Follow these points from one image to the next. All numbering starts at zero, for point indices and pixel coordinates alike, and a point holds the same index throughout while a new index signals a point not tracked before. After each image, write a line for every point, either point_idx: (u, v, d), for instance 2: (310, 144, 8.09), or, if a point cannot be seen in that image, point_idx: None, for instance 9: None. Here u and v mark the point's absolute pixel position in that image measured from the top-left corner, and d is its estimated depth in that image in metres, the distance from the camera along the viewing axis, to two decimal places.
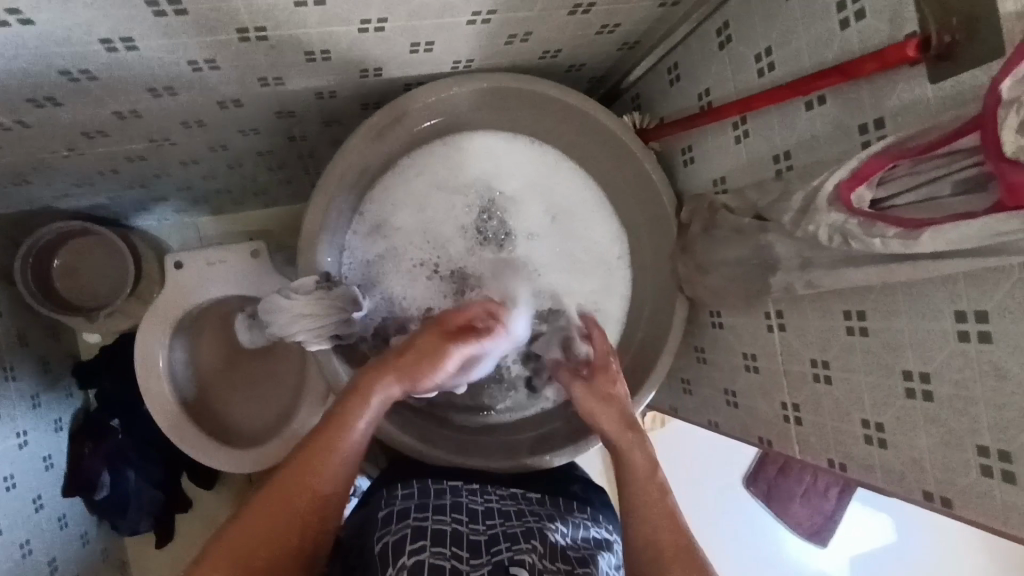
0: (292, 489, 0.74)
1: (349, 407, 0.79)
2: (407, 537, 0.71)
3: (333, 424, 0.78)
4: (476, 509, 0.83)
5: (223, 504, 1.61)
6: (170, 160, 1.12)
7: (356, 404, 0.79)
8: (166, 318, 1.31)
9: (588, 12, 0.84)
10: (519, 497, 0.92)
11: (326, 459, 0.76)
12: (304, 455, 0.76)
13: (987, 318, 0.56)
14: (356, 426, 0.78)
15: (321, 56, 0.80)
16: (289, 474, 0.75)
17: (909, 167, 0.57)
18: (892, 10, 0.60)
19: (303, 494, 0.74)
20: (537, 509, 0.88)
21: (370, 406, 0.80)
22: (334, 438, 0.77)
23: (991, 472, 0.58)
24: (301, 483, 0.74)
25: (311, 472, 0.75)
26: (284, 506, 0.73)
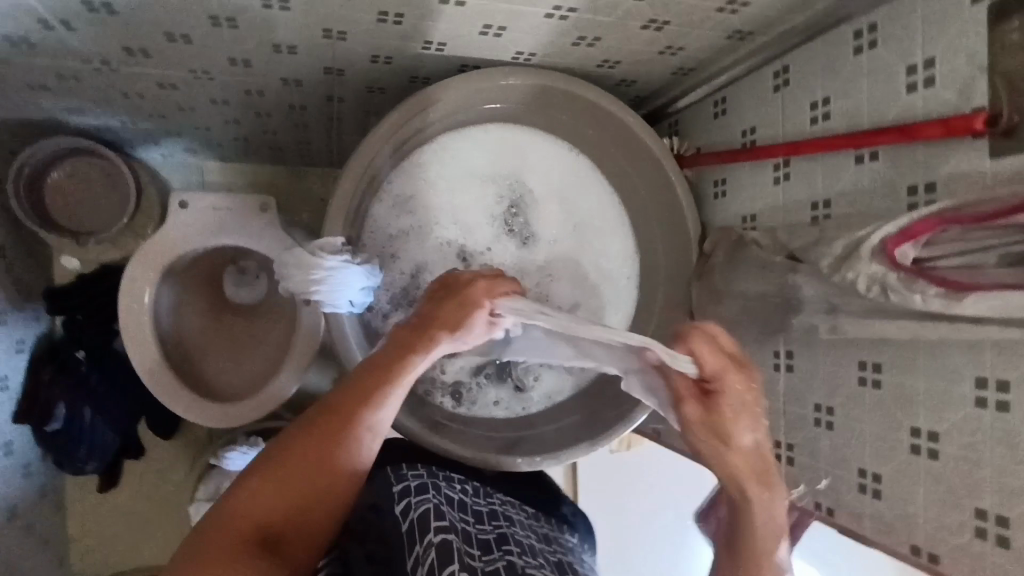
0: (312, 464, 0.67)
1: (374, 368, 0.71)
2: (430, 516, 0.72)
3: (354, 389, 0.71)
4: (480, 511, 0.82)
5: (176, 457, 1.55)
6: (199, 95, 1.08)
7: (378, 364, 0.72)
8: (159, 255, 1.25)
9: (660, 30, 0.85)
10: (514, 506, 0.91)
11: (348, 431, 0.69)
12: (321, 422, 0.69)
13: (1007, 388, 0.59)
14: (378, 393, 0.70)
15: (394, 19, 0.80)
16: (304, 443, 0.68)
17: (958, 233, 0.60)
18: (963, 82, 0.62)
19: (326, 471, 0.68)
20: (535, 524, 0.88)
21: (393, 371, 0.71)
22: (355, 404, 0.70)
23: (985, 535, 0.61)
24: (321, 457, 0.68)
25: (332, 447, 0.68)
26: (305, 484, 0.67)
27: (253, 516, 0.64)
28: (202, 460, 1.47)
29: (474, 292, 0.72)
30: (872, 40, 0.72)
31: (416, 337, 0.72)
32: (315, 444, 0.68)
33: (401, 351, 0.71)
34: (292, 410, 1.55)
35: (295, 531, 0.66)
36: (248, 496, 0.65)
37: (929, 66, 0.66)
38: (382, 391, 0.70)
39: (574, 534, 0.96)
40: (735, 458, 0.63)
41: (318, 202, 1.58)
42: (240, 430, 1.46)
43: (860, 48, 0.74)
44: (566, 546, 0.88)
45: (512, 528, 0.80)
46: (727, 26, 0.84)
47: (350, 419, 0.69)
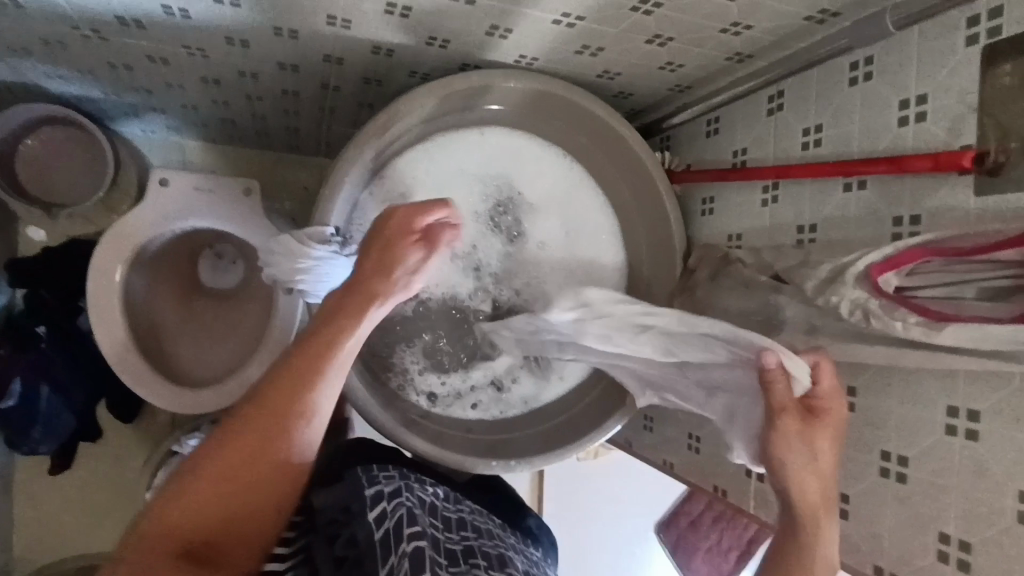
0: (247, 462, 0.67)
1: (303, 354, 0.71)
2: (403, 522, 0.71)
3: (282, 378, 0.70)
4: (450, 518, 0.82)
5: (135, 443, 1.50)
6: (190, 72, 1.06)
7: (307, 348, 0.71)
8: (134, 233, 1.21)
9: (663, 45, 0.87)
10: (484, 515, 0.91)
11: (280, 424, 0.68)
12: (250, 418, 0.68)
13: (977, 418, 0.61)
14: (309, 378, 0.70)
15: (401, 12, 0.80)
16: (235, 442, 0.67)
17: (940, 266, 0.62)
18: (953, 121, 0.65)
19: (262, 468, 0.67)
20: (503, 535, 0.88)
21: (322, 353, 0.71)
22: (285, 394, 0.69)
23: (948, 558, 0.63)
24: (255, 453, 0.67)
25: (256, 444, 0.68)
26: (240, 483, 0.67)
27: (189, 522, 0.64)
28: (162, 447, 1.42)
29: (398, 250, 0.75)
30: (868, 72, 0.74)
31: (342, 312, 0.72)
32: (246, 441, 0.67)
33: (328, 331, 0.71)
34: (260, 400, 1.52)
35: (237, 530, 0.66)
36: (184, 503, 0.65)
37: (922, 102, 0.68)
38: (310, 376, 0.70)
39: (538, 547, 0.96)
40: (812, 479, 0.70)
41: (302, 190, 1.55)
42: (205, 418, 1.42)
43: (856, 79, 0.76)
44: (532, 559, 0.89)
45: (481, 538, 0.80)
46: (728, 48, 0.86)
47: (280, 412, 0.69)
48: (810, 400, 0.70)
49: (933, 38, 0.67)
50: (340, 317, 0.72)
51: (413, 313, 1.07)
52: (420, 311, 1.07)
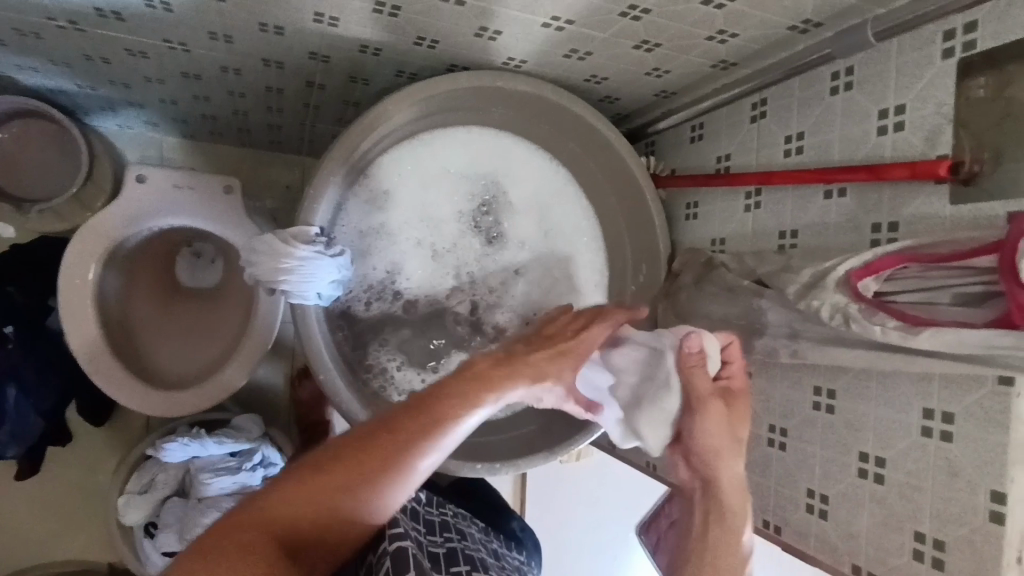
0: (355, 476, 0.62)
1: (447, 396, 0.67)
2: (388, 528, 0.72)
3: (419, 410, 0.66)
4: (433, 522, 0.83)
5: (106, 446, 1.46)
6: (170, 67, 1.03)
7: (453, 394, 0.68)
8: (109, 230, 1.18)
9: (650, 51, 0.88)
10: (466, 519, 0.91)
11: (403, 455, 0.63)
12: (377, 434, 0.64)
13: (952, 420, 0.63)
14: (442, 422, 0.65)
15: (390, 11, 0.79)
16: (354, 454, 0.63)
17: (917, 271, 0.63)
18: (930, 131, 0.66)
19: (365, 491, 0.62)
20: (485, 539, 0.87)
21: (463, 403, 0.67)
22: (415, 425, 0.65)
23: (922, 557, 0.65)
24: (366, 470, 0.62)
25: (367, 476, 0.62)
26: (343, 494, 0.62)
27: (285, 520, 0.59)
28: (136, 451, 1.39)
29: (557, 356, 0.76)
30: (849, 82, 0.76)
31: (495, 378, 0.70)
32: (362, 465, 0.62)
33: (476, 386, 0.68)
34: (239, 402, 1.50)
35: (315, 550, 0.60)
36: (284, 494, 0.60)
37: (900, 112, 0.70)
38: (446, 420, 0.65)
39: (521, 551, 0.96)
40: (729, 466, 0.69)
41: (284, 189, 1.53)
42: (180, 421, 1.39)
43: (837, 87, 0.78)
44: (514, 564, 0.88)
45: (464, 541, 0.80)
46: (714, 55, 0.87)
47: (410, 444, 0.64)
48: (723, 381, 0.71)
49: (911, 50, 0.69)
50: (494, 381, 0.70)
51: (394, 313, 1.06)
52: (401, 312, 1.06)
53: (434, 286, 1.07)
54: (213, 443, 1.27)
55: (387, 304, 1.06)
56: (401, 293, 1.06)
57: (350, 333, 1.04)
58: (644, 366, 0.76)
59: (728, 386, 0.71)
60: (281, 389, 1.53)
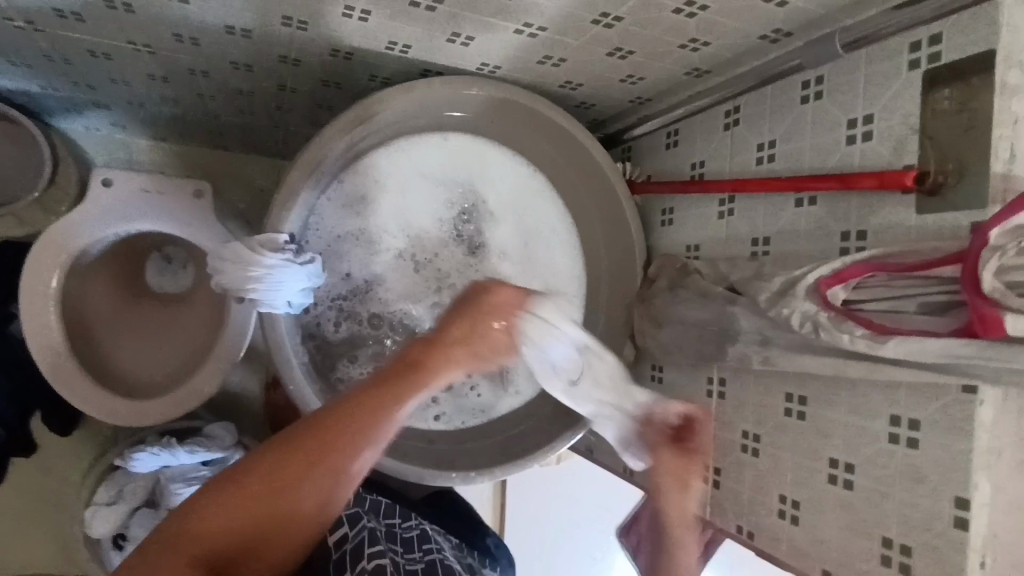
0: (292, 481, 0.62)
1: (376, 391, 0.65)
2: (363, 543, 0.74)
3: (352, 408, 0.64)
4: (409, 537, 0.83)
5: (73, 456, 1.42)
6: (136, 68, 1.01)
7: (387, 388, 0.65)
8: (73, 235, 1.15)
9: (624, 58, 0.88)
10: (441, 534, 0.90)
11: (337, 457, 0.63)
12: (314, 439, 0.63)
13: (917, 427, 0.63)
14: (377, 420, 0.64)
15: (360, 15, 0.78)
16: (288, 459, 0.62)
17: (884, 280, 0.64)
18: (896, 141, 0.67)
19: (312, 488, 0.63)
20: (460, 554, 0.87)
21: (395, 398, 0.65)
22: (348, 426, 0.64)
23: (890, 562, 0.66)
24: (303, 476, 0.63)
25: (299, 480, 0.63)
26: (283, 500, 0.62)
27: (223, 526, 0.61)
28: (104, 460, 1.35)
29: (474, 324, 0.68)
30: (819, 91, 0.77)
31: (432, 362, 0.67)
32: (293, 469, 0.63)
33: (410, 376, 0.66)
34: (211, 409, 1.46)
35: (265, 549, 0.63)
36: (226, 502, 0.61)
37: (868, 122, 0.71)
38: (380, 418, 0.64)
39: (496, 569, 0.95)
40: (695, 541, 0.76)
41: (257, 191, 1.50)
42: (150, 430, 1.36)
43: (807, 96, 0.79)
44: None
45: (440, 554, 0.81)
46: (687, 62, 0.87)
47: (337, 445, 0.63)
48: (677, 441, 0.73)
49: (879, 60, 0.70)
50: (429, 366, 0.67)
51: (371, 320, 1.04)
52: (377, 318, 1.05)
53: (409, 293, 1.06)
54: (184, 453, 1.24)
55: (362, 311, 1.04)
56: (375, 300, 1.05)
57: (323, 341, 1.02)
58: (614, 387, 0.80)
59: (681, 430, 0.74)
60: (255, 396, 1.50)
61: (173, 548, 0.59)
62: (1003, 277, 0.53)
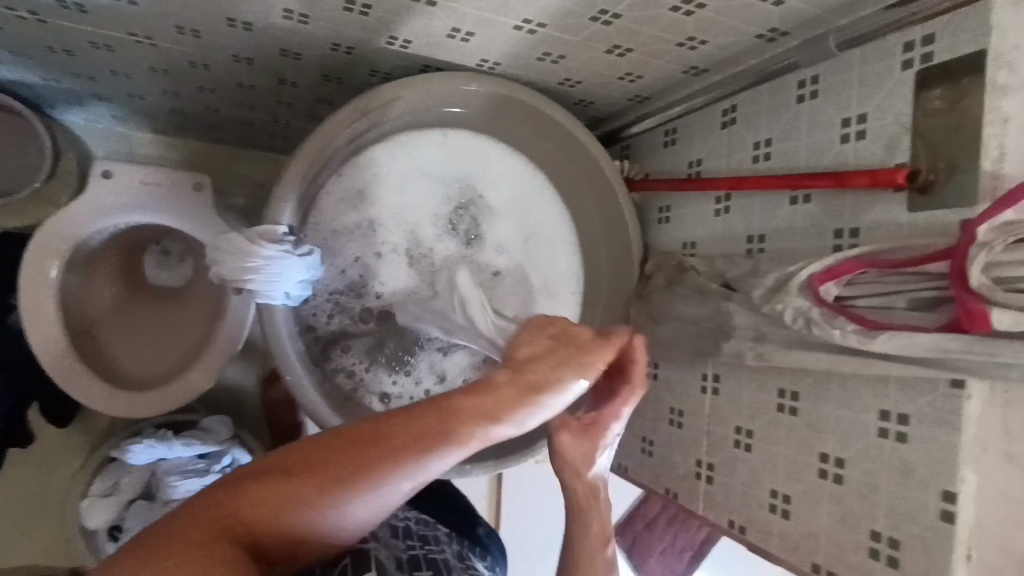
0: (329, 488, 0.53)
1: (454, 409, 0.57)
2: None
3: (418, 419, 0.56)
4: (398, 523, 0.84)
5: (71, 448, 1.42)
6: (138, 60, 1.01)
7: (464, 411, 0.58)
8: (72, 227, 1.15)
9: (622, 56, 0.88)
10: (429, 523, 0.91)
11: (386, 474, 0.54)
12: (367, 445, 0.54)
13: (907, 421, 0.65)
14: (442, 444, 0.56)
15: (361, 9, 0.79)
16: (333, 460, 0.54)
17: (875, 277, 0.65)
18: (889, 140, 0.68)
19: (347, 502, 0.54)
20: (448, 540, 0.89)
21: (471, 425, 0.57)
22: (409, 442, 0.55)
23: (878, 554, 0.67)
24: (344, 485, 0.53)
25: (340, 486, 0.53)
26: (311, 507, 0.53)
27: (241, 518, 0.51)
28: (101, 452, 1.36)
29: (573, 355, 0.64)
30: (814, 91, 0.78)
31: (521, 390, 0.61)
32: (338, 470, 0.54)
33: (490, 401, 0.59)
34: (209, 402, 1.47)
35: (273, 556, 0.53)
36: (248, 499, 0.51)
37: (862, 121, 0.72)
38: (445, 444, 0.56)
39: (486, 557, 0.96)
40: (597, 519, 0.70)
41: (256, 185, 1.51)
42: (147, 422, 1.36)
43: (803, 96, 0.79)
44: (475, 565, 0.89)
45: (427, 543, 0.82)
46: (685, 61, 0.88)
47: (395, 458, 0.55)
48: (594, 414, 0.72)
49: (872, 61, 0.71)
50: (515, 396, 0.60)
51: (371, 316, 1.06)
52: (376, 314, 1.06)
53: (407, 288, 1.06)
54: (180, 446, 1.24)
55: (359, 306, 1.05)
56: (374, 294, 1.06)
57: (322, 335, 1.04)
58: None
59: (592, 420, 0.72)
60: (253, 390, 1.50)
61: (178, 525, 0.48)
62: (990, 273, 0.54)
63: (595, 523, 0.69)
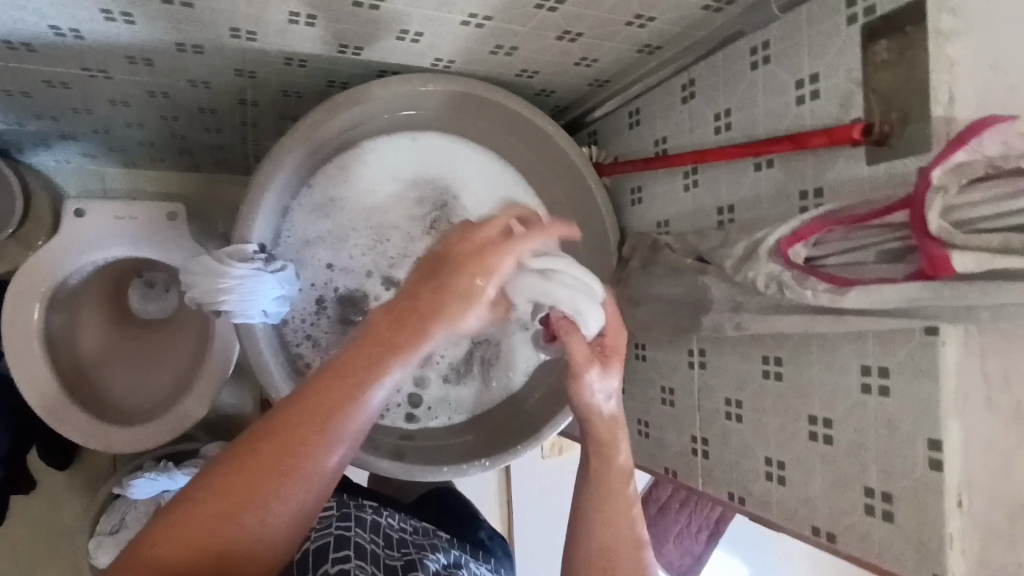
0: (259, 495, 0.53)
1: (331, 380, 0.56)
2: (331, 545, 0.72)
3: (304, 404, 0.55)
4: (392, 536, 0.83)
5: (73, 488, 1.42)
6: (95, 95, 1.01)
7: (340, 379, 0.56)
8: (49, 267, 1.15)
9: (574, 41, 0.88)
10: (430, 532, 0.91)
11: (305, 458, 0.54)
12: (273, 441, 0.54)
13: (887, 375, 0.64)
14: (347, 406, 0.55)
15: (306, 20, 0.79)
16: (246, 468, 0.53)
17: (841, 234, 0.64)
18: (843, 96, 0.68)
19: (263, 508, 0.53)
20: (447, 547, 0.87)
21: (366, 375, 0.56)
22: (313, 419, 0.55)
23: (873, 511, 0.66)
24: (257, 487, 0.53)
25: (251, 493, 0.53)
26: (245, 523, 0.52)
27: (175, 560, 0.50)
28: (103, 490, 1.35)
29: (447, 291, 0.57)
30: (766, 56, 0.77)
31: (399, 328, 0.57)
32: (240, 481, 0.53)
33: (379, 350, 0.56)
34: (206, 429, 1.47)
35: None
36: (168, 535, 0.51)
37: (814, 81, 0.71)
38: (349, 403, 0.55)
39: (490, 560, 0.96)
40: (619, 450, 0.70)
41: (233, 209, 1.50)
42: (148, 455, 1.36)
43: (756, 63, 0.79)
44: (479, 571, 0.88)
45: (423, 552, 0.81)
46: (637, 39, 0.88)
47: (291, 447, 0.54)
48: (600, 341, 0.71)
49: (818, 19, 0.70)
50: (398, 335, 0.57)
51: (355, 326, 1.05)
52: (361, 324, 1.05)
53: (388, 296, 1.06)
54: (182, 476, 1.24)
55: (342, 317, 1.04)
56: (355, 305, 1.05)
57: (310, 351, 1.03)
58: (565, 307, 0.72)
59: (605, 346, 0.71)
60: (250, 412, 1.50)
61: None
62: (949, 218, 0.54)
63: (615, 453, 0.70)
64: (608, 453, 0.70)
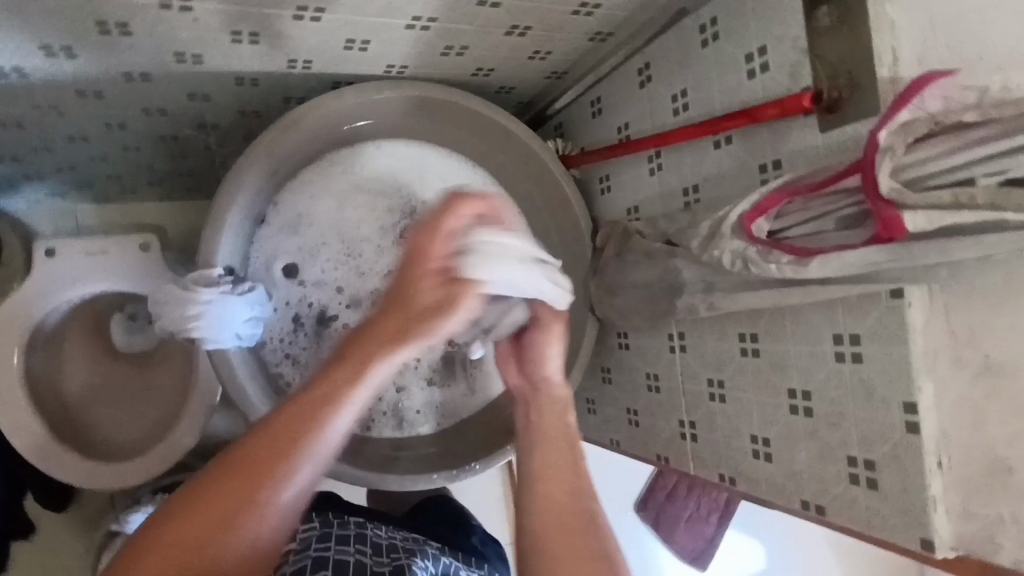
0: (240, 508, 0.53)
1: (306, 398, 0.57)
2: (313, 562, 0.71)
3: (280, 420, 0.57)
4: (379, 545, 0.83)
5: (74, 528, 1.41)
6: (53, 132, 1.00)
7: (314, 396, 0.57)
8: (24, 309, 1.14)
9: (524, 35, 0.88)
10: (421, 542, 0.90)
11: (290, 465, 0.55)
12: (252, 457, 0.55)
13: (859, 341, 0.64)
14: (322, 415, 0.56)
15: (249, 38, 0.78)
16: (236, 476, 0.54)
17: (801, 204, 0.64)
18: (791, 66, 0.68)
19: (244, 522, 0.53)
20: (437, 554, 0.86)
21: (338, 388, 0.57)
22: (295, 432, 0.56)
23: (858, 480, 0.66)
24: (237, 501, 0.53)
25: (233, 507, 0.53)
26: (236, 533, 0.53)
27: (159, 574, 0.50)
28: (103, 528, 1.34)
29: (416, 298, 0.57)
30: (714, 33, 0.77)
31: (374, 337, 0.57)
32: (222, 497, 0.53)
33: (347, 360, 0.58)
34: (201, 458, 1.46)
35: None
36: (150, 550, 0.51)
37: (763, 53, 0.71)
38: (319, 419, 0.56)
39: (487, 564, 0.95)
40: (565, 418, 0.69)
41: None
42: (145, 489, 1.36)
43: (706, 40, 0.79)
44: None
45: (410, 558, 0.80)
46: (587, 28, 0.88)
47: (269, 462, 0.55)
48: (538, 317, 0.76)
49: None
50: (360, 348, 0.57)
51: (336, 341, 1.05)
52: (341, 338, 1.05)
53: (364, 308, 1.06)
54: None
55: (320, 333, 1.04)
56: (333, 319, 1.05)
57: (290, 368, 1.03)
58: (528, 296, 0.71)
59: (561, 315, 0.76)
60: None
61: None
62: (899, 177, 0.53)
63: (562, 417, 0.69)
64: (548, 414, 0.69)
